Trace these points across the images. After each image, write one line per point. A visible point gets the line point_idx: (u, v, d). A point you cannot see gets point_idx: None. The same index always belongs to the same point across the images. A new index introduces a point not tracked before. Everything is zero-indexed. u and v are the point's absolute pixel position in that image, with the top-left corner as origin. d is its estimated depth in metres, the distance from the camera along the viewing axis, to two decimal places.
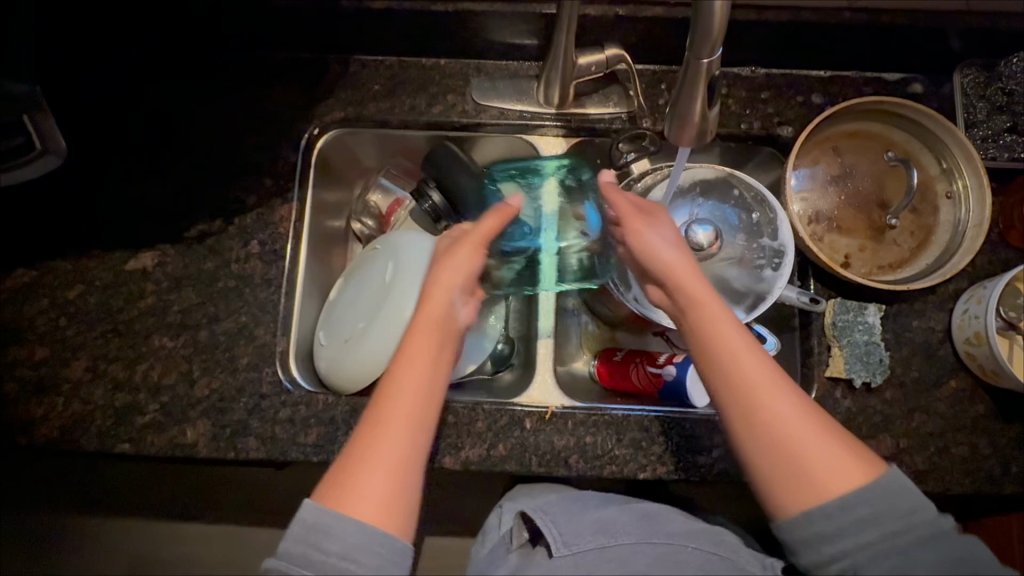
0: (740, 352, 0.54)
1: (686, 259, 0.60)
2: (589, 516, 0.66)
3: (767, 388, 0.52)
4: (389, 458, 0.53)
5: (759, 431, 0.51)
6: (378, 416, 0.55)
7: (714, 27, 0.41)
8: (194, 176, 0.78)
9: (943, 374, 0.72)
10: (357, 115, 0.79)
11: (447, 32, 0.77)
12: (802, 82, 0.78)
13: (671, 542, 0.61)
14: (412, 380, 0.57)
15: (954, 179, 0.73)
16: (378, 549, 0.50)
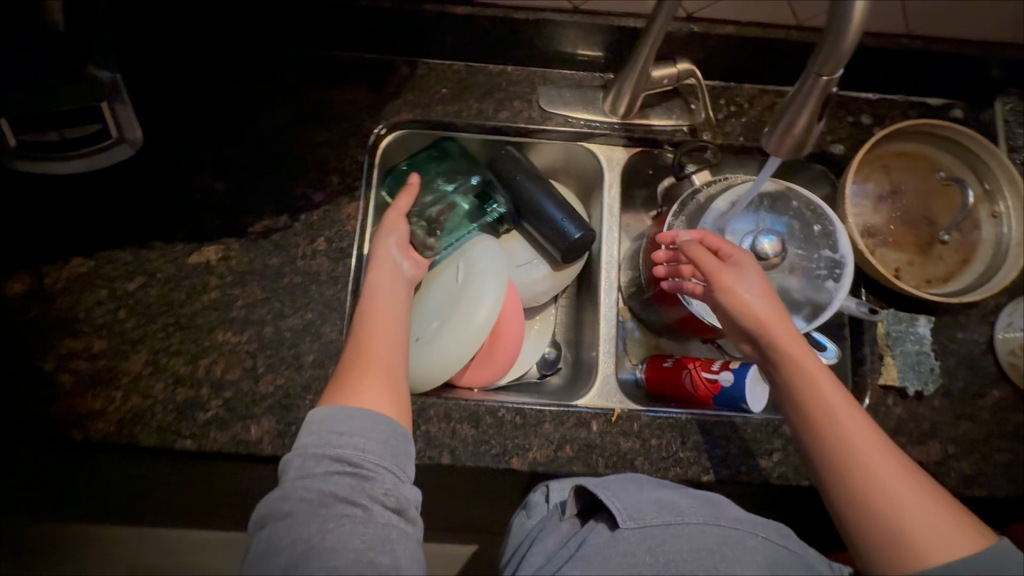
0: (837, 413, 0.55)
1: (781, 315, 0.60)
2: (648, 493, 0.59)
3: (868, 452, 0.53)
4: (368, 366, 0.59)
5: (861, 496, 0.51)
6: (358, 340, 0.62)
7: (842, 48, 0.46)
8: (260, 171, 0.78)
9: (986, 384, 0.75)
10: (425, 117, 0.80)
11: (519, 40, 0.78)
12: (852, 104, 0.82)
13: (741, 527, 0.54)
14: (382, 308, 0.65)
15: (997, 200, 0.77)
16: (381, 426, 0.54)
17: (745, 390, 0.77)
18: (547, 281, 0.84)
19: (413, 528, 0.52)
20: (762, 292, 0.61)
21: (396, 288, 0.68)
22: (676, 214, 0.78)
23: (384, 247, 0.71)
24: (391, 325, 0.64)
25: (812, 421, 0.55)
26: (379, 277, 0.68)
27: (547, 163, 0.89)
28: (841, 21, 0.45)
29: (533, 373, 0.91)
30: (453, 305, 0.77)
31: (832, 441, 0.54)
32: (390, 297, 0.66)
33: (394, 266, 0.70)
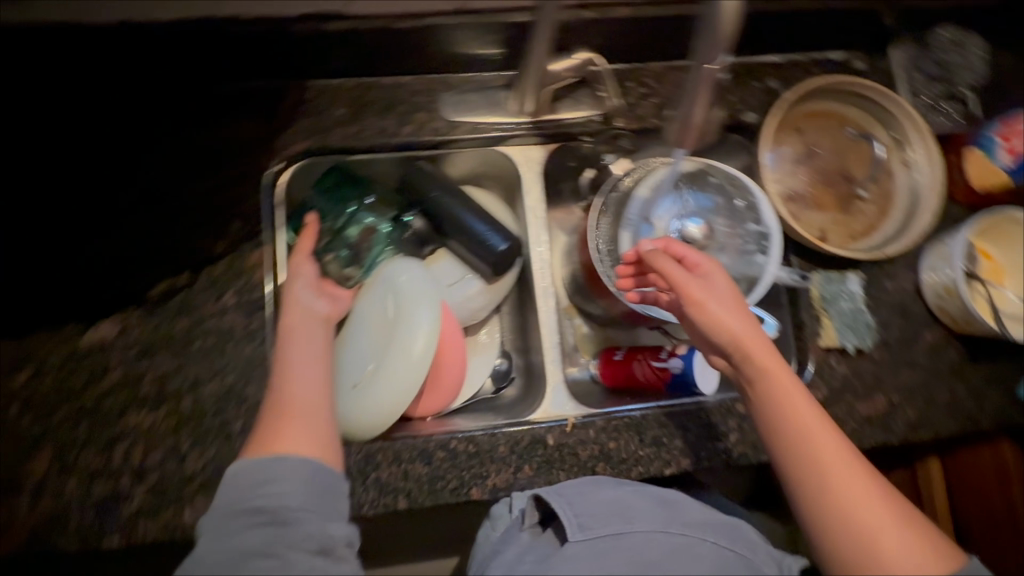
0: (811, 426, 0.55)
1: (754, 327, 0.58)
2: (603, 493, 0.57)
3: (839, 464, 0.53)
4: (293, 410, 0.54)
5: (832, 509, 0.52)
6: (281, 383, 0.57)
7: (724, 34, 0.43)
8: (148, 229, 0.70)
9: (920, 328, 0.78)
10: (323, 144, 0.75)
11: (410, 49, 0.73)
12: (758, 69, 0.82)
13: (688, 533, 0.53)
14: (307, 345, 0.61)
15: (908, 149, 0.78)
16: (303, 467, 0.50)
17: (695, 373, 0.77)
18: (485, 295, 0.81)
19: (343, 566, 0.48)
20: (732, 304, 0.59)
21: (316, 330, 0.64)
22: (602, 209, 0.76)
23: (302, 297, 0.67)
24: (317, 364, 0.59)
25: (787, 434, 0.55)
26: (294, 319, 0.64)
27: (465, 170, 0.85)
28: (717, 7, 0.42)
29: (486, 390, 0.89)
30: (388, 340, 0.74)
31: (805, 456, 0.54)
32: (308, 340, 0.62)
33: (309, 310, 0.66)
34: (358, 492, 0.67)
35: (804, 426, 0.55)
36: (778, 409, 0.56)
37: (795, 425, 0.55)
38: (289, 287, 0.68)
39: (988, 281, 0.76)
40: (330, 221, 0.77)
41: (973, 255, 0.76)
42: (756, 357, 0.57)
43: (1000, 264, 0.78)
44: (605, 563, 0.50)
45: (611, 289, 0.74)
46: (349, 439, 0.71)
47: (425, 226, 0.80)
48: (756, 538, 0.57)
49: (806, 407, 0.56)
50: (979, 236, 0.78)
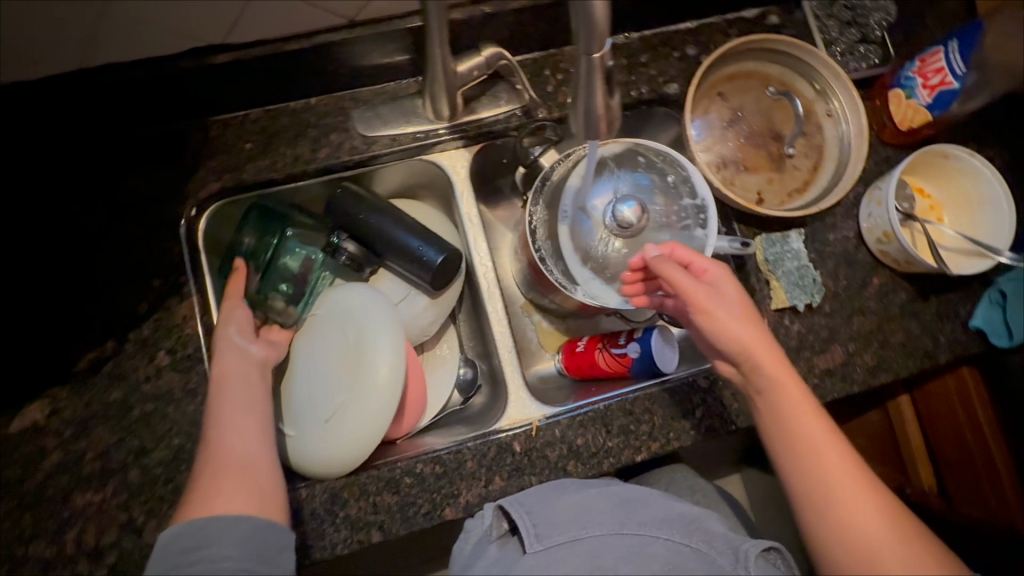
0: (815, 432, 0.57)
1: (760, 334, 0.59)
2: (564, 498, 0.60)
3: (840, 470, 0.55)
4: (225, 466, 0.52)
5: (831, 517, 0.54)
6: (211, 440, 0.54)
7: (597, 19, 0.41)
8: (60, 301, 0.66)
9: (867, 274, 0.78)
10: (237, 182, 0.71)
11: (310, 71, 0.69)
12: (673, 38, 0.80)
13: (640, 533, 0.57)
14: (236, 394, 0.58)
15: (829, 99, 0.78)
16: (240, 526, 0.49)
17: (654, 355, 0.75)
18: (432, 310, 0.79)
19: None
20: (740, 312, 0.59)
21: (249, 372, 0.61)
22: (536, 202, 0.74)
23: (236, 338, 0.64)
24: (249, 412, 0.57)
25: (792, 441, 0.57)
26: (226, 364, 0.61)
27: (395, 184, 0.83)
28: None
29: (454, 401, 0.87)
30: (353, 372, 0.72)
31: (808, 463, 0.56)
32: (241, 385, 0.59)
33: (242, 354, 0.63)
34: (330, 532, 0.66)
35: (813, 441, 0.56)
36: (788, 421, 0.57)
37: (803, 439, 0.56)
38: (219, 332, 0.65)
39: (926, 219, 0.77)
40: (258, 263, 0.75)
41: (910, 194, 0.77)
42: (763, 365, 0.58)
43: (936, 201, 0.79)
44: (559, 567, 0.53)
45: (556, 286, 0.72)
46: (320, 478, 0.70)
47: (359, 249, 0.77)
48: (720, 529, 0.59)
49: (815, 420, 0.57)
50: (915, 176, 0.79)
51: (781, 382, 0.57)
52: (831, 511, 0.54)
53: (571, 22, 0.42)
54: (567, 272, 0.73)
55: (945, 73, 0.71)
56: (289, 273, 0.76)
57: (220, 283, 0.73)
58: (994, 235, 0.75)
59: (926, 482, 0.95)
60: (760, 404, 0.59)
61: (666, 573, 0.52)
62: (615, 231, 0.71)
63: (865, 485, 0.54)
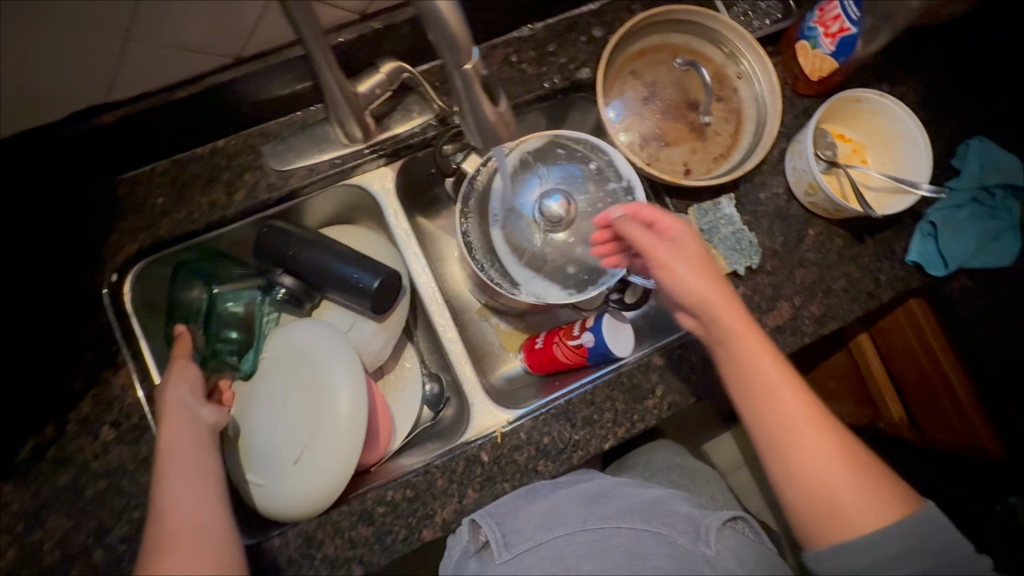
0: (782, 389, 0.57)
1: (723, 291, 0.59)
2: (533, 506, 0.66)
3: (806, 425, 0.56)
4: (181, 544, 0.50)
5: (798, 472, 0.56)
6: (162, 508, 0.53)
7: (453, 30, 0.38)
8: None
9: (802, 227, 0.79)
10: (154, 239, 0.69)
11: (209, 115, 0.67)
12: (578, 22, 0.79)
13: (603, 526, 0.63)
14: (183, 457, 0.56)
15: (738, 60, 0.78)
16: None
17: (607, 340, 0.75)
18: (382, 335, 0.77)
19: None
20: (699, 268, 0.60)
21: (197, 437, 0.59)
22: (465, 207, 0.73)
23: (180, 402, 0.60)
24: (199, 484, 0.55)
25: (759, 398, 0.57)
26: (173, 433, 0.58)
27: (326, 212, 0.81)
28: (431, 9, 0.37)
29: (424, 417, 0.87)
30: (309, 409, 0.70)
31: (775, 419, 0.57)
32: (188, 447, 0.57)
33: (192, 419, 0.60)
34: None
35: (773, 392, 0.57)
36: (749, 373, 0.58)
37: (764, 391, 0.57)
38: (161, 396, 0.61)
39: (849, 163, 0.78)
40: (200, 321, 0.76)
41: (830, 142, 0.78)
42: (726, 322, 0.58)
43: (858, 143, 0.80)
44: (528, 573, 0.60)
45: (498, 290, 0.72)
46: (296, 520, 0.68)
47: (295, 282, 0.74)
48: (682, 509, 0.66)
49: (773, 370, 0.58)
50: (832, 121, 0.80)
51: (741, 333, 0.58)
52: (797, 465, 0.56)
53: (428, 35, 0.39)
54: (508, 276, 0.73)
55: (842, 20, 0.72)
56: (233, 322, 0.76)
57: (157, 345, 0.71)
58: (915, 168, 0.76)
59: (896, 415, 0.98)
60: (721, 357, 0.60)
61: (626, 562, 0.59)
62: (546, 226, 0.73)
63: (825, 431, 0.56)
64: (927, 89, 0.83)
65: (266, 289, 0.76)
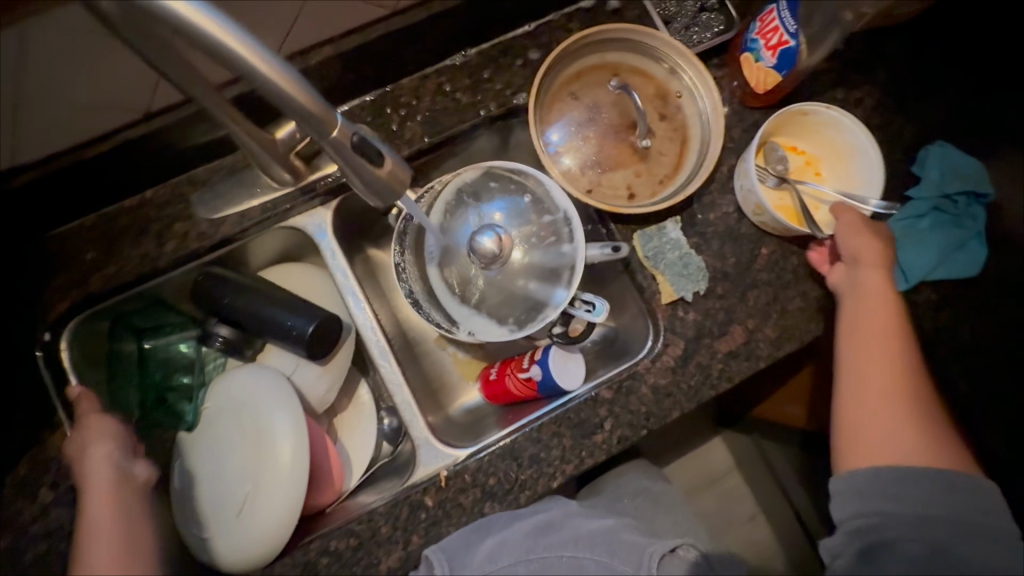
0: (882, 334, 0.65)
1: (871, 254, 0.68)
2: (482, 543, 0.62)
3: (888, 371, 0.64)
4: None
5: (859, 396, 0.64)
6: None
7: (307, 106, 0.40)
8: None
9: (755, 246, 0.75)
10: (86, 296, 0.68)
11: (131, 170, 0.66)
12: (513, 44, 0.76)
13: (548, 557, 0.60)
14: (101, 538, 0.55)
15: (680, 76, 0.75)
16: None
17: (555, 374, 0.73)
18: (326, 377, 0.76)
19: None
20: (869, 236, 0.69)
21: (120, 500, 0.58)
22: (399, 249, 0.72)
23: (101, 467, 0.60)
24: (121, 560, 0.54)
25: (855, 330, 0.66)
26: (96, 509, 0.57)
27: (270, 252, 0.79)
28: (260, 81, 0.38)
29: (383, 452, 0.82)
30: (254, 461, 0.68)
31: (862, 353, 0.65)
32: (109, 523, 0.56)
33: (114, 488, 0.59)
34: None
35: (878, 333, 0.65)
36: (853, 318, 0.67)
37: (868, 329, 0.65)
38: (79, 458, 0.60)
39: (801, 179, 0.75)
40: (137, 370, 0.75)
41: (779, 158, 0.75)
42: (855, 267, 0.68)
43: (811, 156, 0.77)
44: None
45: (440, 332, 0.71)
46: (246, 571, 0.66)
47: (233, 332, 0.75)
48: (630, 539, 0.63)
49: (880, 326, 0.66)
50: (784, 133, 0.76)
51: (865, 277, 0.67)
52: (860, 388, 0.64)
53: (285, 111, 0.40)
54: (447, 315, 0.74)
55: (781, 32, 0.69)
56: (173, 371, 0.76)
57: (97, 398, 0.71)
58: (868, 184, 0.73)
59: None
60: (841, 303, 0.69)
61: None
62: (481, 263, 0.73)
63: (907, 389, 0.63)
64: (882, 96, 0.81)
65: (205, 337, 0.75)
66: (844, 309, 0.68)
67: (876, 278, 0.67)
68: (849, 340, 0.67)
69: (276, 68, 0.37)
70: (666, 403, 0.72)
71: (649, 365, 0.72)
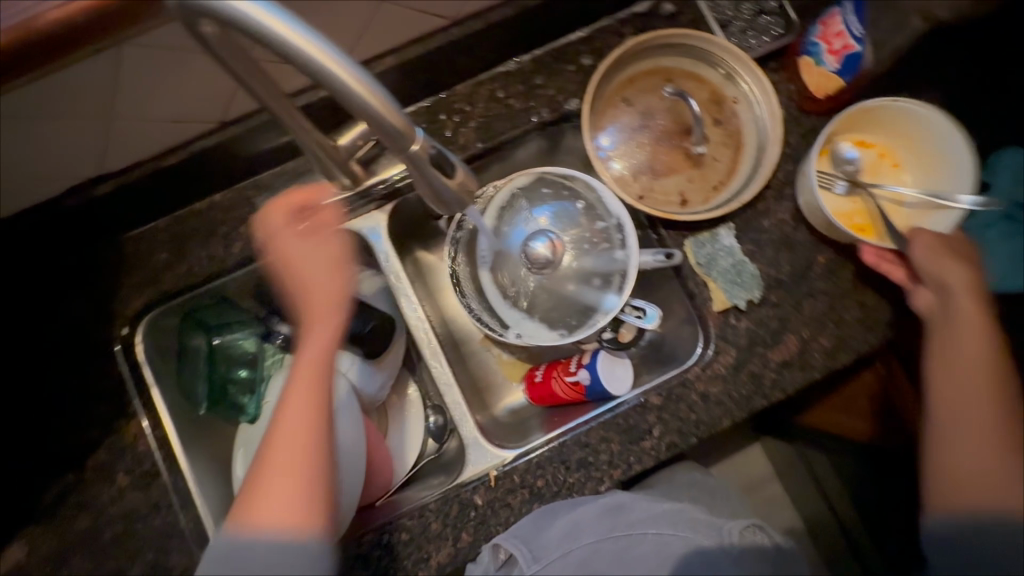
0: (984, 362, 0.62)
1: (966, 275, 0.63)
2: (555, 524, 0.65)
3: (991, 399, 0.62)
4: (282, 467, 0.51)
5: (957, 428, 0.63)
6: (279, 421, 0.53)
7: (387, 119, 0.40)
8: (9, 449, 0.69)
9: (811, 254, 0.74)
10: (159, 294, 0.72)
11: (204, 176, 0.70)
12: (567, 51, 0.76)
13: (630, 534, 0.63)
14: (307, 371, 0.54)
15: (737, 81, 0.74)
16: (293, 545, 0.50)
17: (603, 379, 0.73)
18: (381, 375, 0.77)
19: None
20: (960, 255, 0.64)
21: (324, 338, 0.55)
22: (454, 250, 0.76)
23: (321, 283, 0.55)
24: (306, 408, 0.53)
25: (954, 358, 0.63)
26: (312, 341, 0.54)
27: None
28: (348, 95, 0.38)
29: (429, 449, 0.83)
30: None
31: (963, 383, 0.62)
32: (314, 354, 0.54)
33: (329, 315, 0.55)
34: None
35: (979, 360, 0.62)
36: (948, 346, 0.63)
37: (968, 356, 0.62)
38: (304, 287, 0.55)
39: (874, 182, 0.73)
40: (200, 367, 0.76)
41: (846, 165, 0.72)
42: (955, 290, 0.63)
43: (882, 155, 0.74)
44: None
45: (489, 334, 0.74)
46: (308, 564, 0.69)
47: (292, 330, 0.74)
48: (701, 515, 0.65)
49: (982, 352, 0.62)
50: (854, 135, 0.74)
51: (968, 301, 0.62)
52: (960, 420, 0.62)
53: (365, 123, 0.40)
54: (498, 317, 0.77)
55: (845, 37, 0.68)
56: (233, 368, 0.78)
57: (171, 392, 0.74)
58: (955, 180, 0.70)
59: None
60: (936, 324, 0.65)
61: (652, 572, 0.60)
62: (534, 266, 0.77)
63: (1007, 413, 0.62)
64: (950, 99, 0.76)
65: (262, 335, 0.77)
66: (933, 337, 0.65)
67: (978, 301, 0.62)
68: (935, 372, 0.64)
69: (360, 78, 0.37)
70: (716, 411, 0.71)
71: (699, 372, 0.72)
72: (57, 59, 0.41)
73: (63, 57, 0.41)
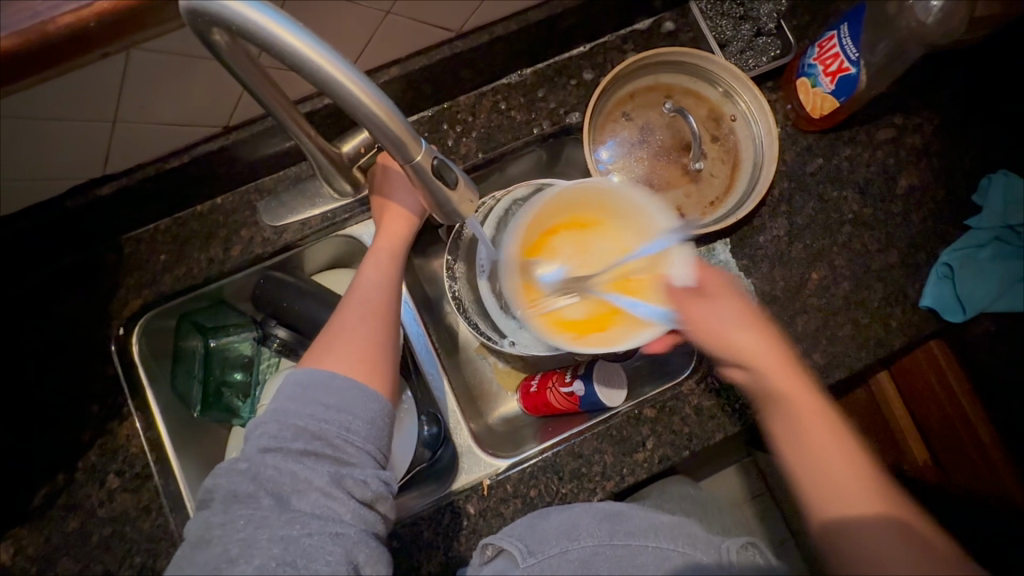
0: (814, 430, 0.55)
1: (752, 338, 0.58)
2: (550, 519, 0.65)
3: (846, 467, 0.53)
4: (357, 328, 0.60)
5: (826, 520, 0.52)
6: (352, 297, 0.63)
7: (392, 131, 0.40)
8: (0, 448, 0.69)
9: (806, 270, 0.75)
10: (156, 295, 0.72)
11: (207, 179, 0.71)
12: (569, 65, 0.78)
13: (629, 543, 0.60)
14: (382, 265, 0.66)
15: (735, 100, 0.76)
16: (358, 391, 0.56)
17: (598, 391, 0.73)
18: None
19: (370, 516, 0.54)
20: (747, 321, 0.58)
21: (394, 245, 0.68)
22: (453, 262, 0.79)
23: (401, 201, 0.69)
24: (383, 290, 0.64)
25: (793, 433, 0.55)
26: (384, 241, 0.68)
27: (320, 260, 0.82)
28: (348, 102, 0.38)
29: (420, 458, 0.77)
30: None
31: (813, 464, 0.54)
32: (384, 256, 0.67)
33: (404, 226, 0.69)
34: None
35: (808, 430, 0.55)
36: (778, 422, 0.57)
37: (800, 426, 0.55)
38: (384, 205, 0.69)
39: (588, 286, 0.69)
40: (195, 369, 0.76)
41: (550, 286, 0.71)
42: (755, 361, 0.57)
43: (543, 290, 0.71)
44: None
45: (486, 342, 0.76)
46: None
47: (290, 334, 0.75)
48: (699, 531, 0.63)
49: (810, 415, 0.55)
50: (524, 246, 0.71)
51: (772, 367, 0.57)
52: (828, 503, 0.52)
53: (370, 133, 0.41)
54: (495, 327, 0.78)
55: (841, 59, 0.68)
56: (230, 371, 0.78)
57: (164, 394, 0.73)
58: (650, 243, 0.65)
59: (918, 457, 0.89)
60: (761, 399, 0.58)
61: None
62: None
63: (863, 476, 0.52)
64: (944, 122, 0.78)
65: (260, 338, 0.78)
66: (764, 414, 0.58)
67: (782, 363, 0.57)
68: (786, 451, 0.56)
69: (360, 86, 0.38)
70: (709, 425, 0.72)
71: (693, 385, 0.72)
72: (61, 60, 0.41)
73: (63, 64, 0.42)
